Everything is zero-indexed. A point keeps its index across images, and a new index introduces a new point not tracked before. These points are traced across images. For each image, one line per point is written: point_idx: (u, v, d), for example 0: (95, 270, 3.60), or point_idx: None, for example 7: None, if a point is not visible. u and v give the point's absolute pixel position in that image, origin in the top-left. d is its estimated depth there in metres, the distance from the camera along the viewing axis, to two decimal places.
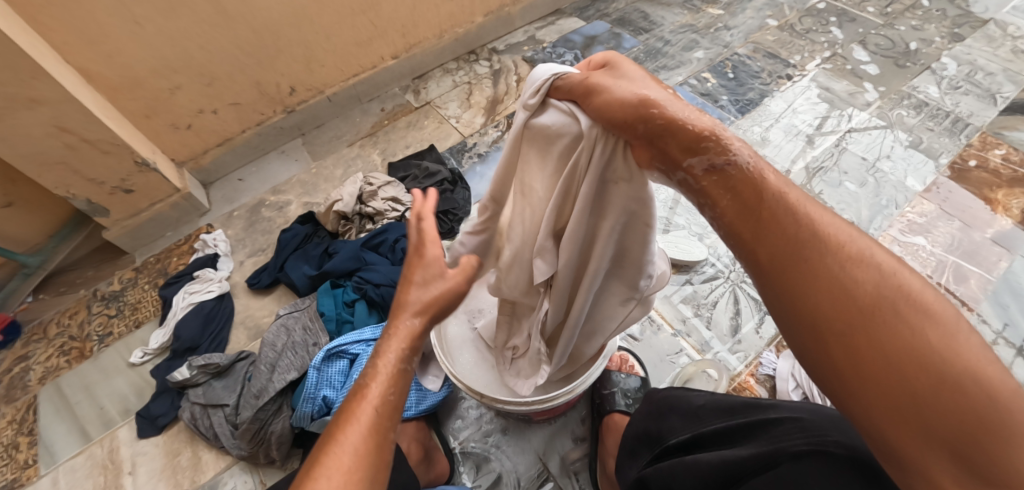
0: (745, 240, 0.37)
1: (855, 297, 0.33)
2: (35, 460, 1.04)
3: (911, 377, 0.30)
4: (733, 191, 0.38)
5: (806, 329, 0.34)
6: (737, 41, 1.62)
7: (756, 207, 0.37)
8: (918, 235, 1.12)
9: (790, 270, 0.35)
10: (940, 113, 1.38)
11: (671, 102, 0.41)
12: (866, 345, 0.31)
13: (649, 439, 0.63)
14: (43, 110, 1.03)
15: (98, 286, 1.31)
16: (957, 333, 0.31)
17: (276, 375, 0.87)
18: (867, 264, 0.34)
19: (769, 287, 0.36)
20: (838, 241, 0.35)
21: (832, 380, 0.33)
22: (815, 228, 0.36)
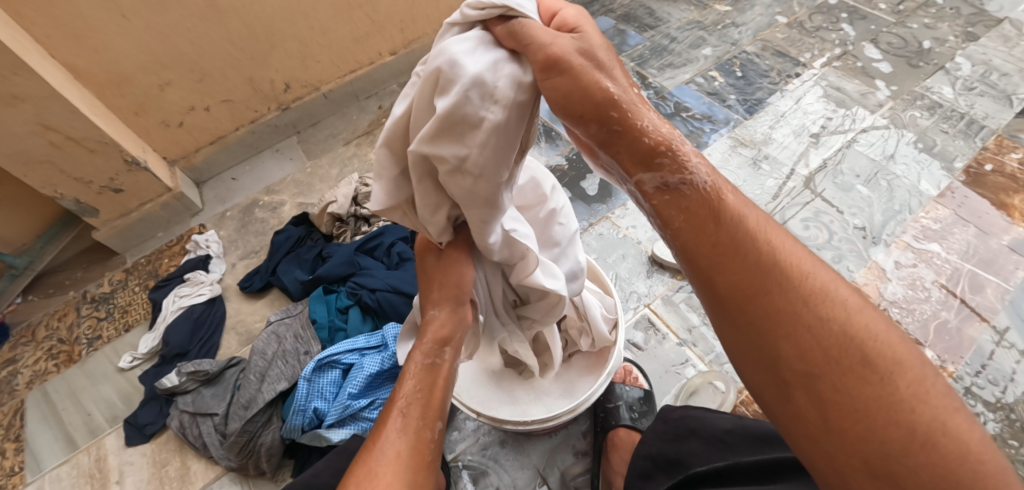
0: (701, 266, 0.37)
1: (820, 336, 0.33)
2: (21, 468, 1.01)
3: (877, 421, 0.30)
4: (693, 219, 0.38)
5: (771, 368, 0.34)
6: (746, 38, 1.57)
7: (715, 234, 0.37)
8: (933, 242, 1.09)
9: (754, 304, 0.35)
10: (954, 114, 1.34)
11: (636, 104, 0.40)
12: (830, 386, 0.32)
13: (668, 463, 0.61)
14: (25, 107, 0.99)
15: (88, 288, 1.28)
16: (922, 379, 0.31)
17: (266, 385, 0.84)
18: (832, 300, 0.34)
19: (734, 322, 0.36)
20: (802, 274, 0.35)
21: (793, 419, 0.34)
22: (778, 259, 0.36)
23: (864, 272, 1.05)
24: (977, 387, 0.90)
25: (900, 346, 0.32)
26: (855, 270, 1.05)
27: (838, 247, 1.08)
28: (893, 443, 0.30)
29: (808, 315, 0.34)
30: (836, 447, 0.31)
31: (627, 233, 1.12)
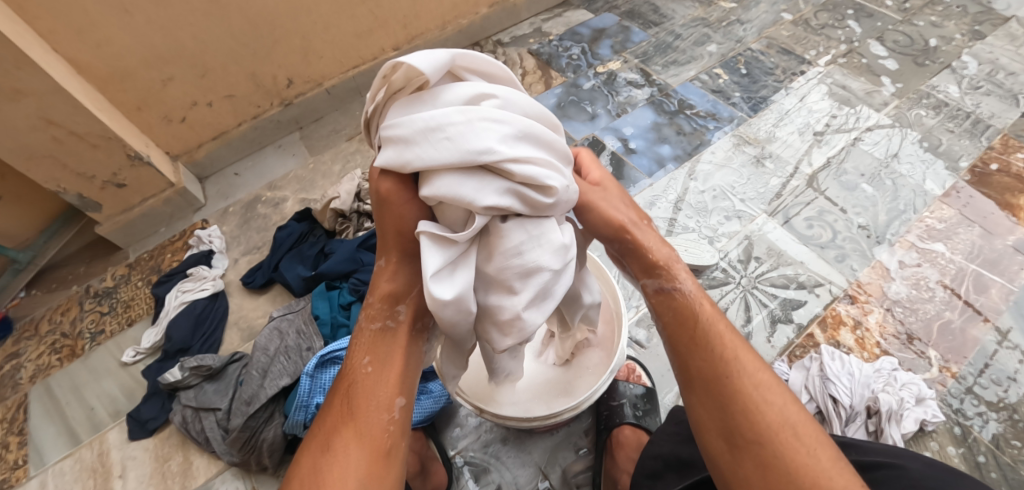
0: (681, 350, 0.52)
1: (763, 414, 0.45)
2: (24, 461, 1.01)
3: (799, 482, 0.41)
4: (678, 316, 0.53)
5: (723, 434, 0.46)
6: (751, 36, 1.56)
7: (694, 329, 0.52)
8: (937, 242, 1.08)
9: (717, 383, 0.48)
10: (960, 113, 1.33)
11: (645, 232, 0.58)
12: (768, 452, 0.43)
13: (678, 463, 0.61)
14: (28, 102, 0.99)
15: (90, 282, 1.28)
16: (834, 459, 0.42)
17: (269, 381, 0.84)
18: (774, 391, 0.47)
19: (700, 394, 0.49)
20: (753, 367, 0.48)
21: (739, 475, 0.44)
22: (737, 354, 0.49)
23: (868, 272, 1.04)
24: (980, 388, 0.90)
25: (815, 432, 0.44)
26: (859, 269, 1.04)
27: (841, 246, 1.08)
28: None
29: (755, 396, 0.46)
30: None
31: None
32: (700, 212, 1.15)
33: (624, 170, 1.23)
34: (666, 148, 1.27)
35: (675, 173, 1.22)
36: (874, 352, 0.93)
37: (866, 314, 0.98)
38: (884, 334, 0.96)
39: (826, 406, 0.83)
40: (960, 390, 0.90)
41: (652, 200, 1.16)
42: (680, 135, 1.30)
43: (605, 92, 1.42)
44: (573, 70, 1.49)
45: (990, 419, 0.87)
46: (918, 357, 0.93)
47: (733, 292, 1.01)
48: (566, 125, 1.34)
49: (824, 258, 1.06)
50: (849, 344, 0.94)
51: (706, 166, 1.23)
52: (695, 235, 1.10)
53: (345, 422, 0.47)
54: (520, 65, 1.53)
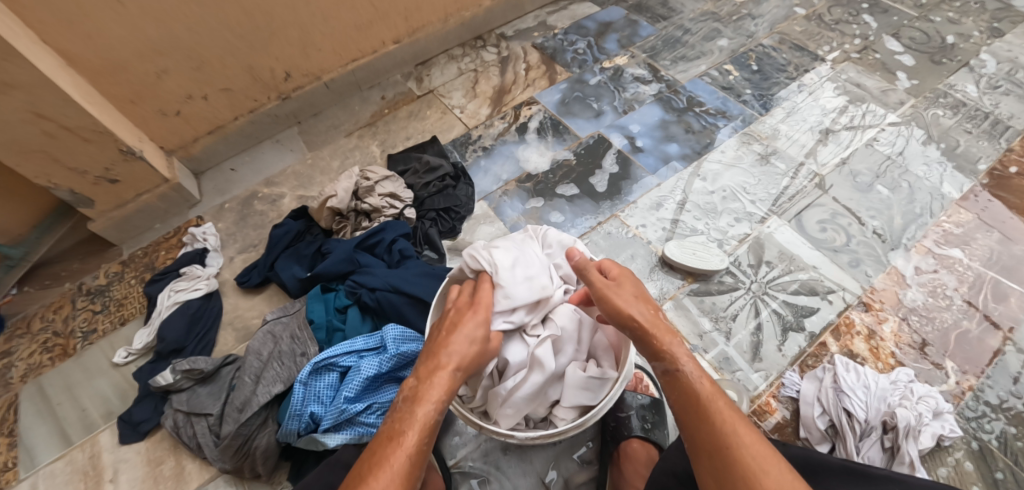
0: (686, 425, 0.55)
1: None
2: (14, 463, 0.99)
3: None
4: (679, 393, 0.57)
5: None
6: (762, 31, 1.52)
7: (693, 405, 0.55)
8: (955, 247, 1.04)
9: (718, 456, 0.50)
10: (979, 114, 1.29)
11: (653, 320, 0.63)
12: None
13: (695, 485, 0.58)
14: (17, 95, 0.95)
15: (83, 280, 1.25)
16: None
17: (261, 388, 0.80)
18: (772, 465, 0.48)
19: (704, 465, 0.51)
20: (752, 441, 0.50)
21: None
22: (735, 428, 0.51)
23: (882, 278, 1.00)
24: (999, 400, 0.87)
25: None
26: (873, 275, 1.01)
27: (855, 250, 1.04)
28: None
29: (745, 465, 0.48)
30: None
31: (637, 233, 1.08)
32: (710, 214, 1.11)
33: (631, 169, 1.19)
34: (673, 147, 1.23)
35: (683, 173, 1.18)
36: (889, 362, 0.90)
37: (880, 323, 0.95)
38: (900, 344, 0.92)
39: (839, 419, 0.80)
40: (978, 403, 0.86)
41: (659, 201, 1.13)
42: (688, 133, 1.26)
43: (611, 87, 1.38)
44: (578, 65, 1.44)
45: (1011, 434, 0.84)
46: (935, 368, 0.90)
47: (744, 298, 0.98)
48: (571, 122, 1.30)
49: (837, 263, 1.02)
50: (862, 353, 0.91)
51: (714, 165, 1.19)
52: (704, 237, 1.06)
53: (399, 467, 0.52)
54: (525, 59, 1.48)
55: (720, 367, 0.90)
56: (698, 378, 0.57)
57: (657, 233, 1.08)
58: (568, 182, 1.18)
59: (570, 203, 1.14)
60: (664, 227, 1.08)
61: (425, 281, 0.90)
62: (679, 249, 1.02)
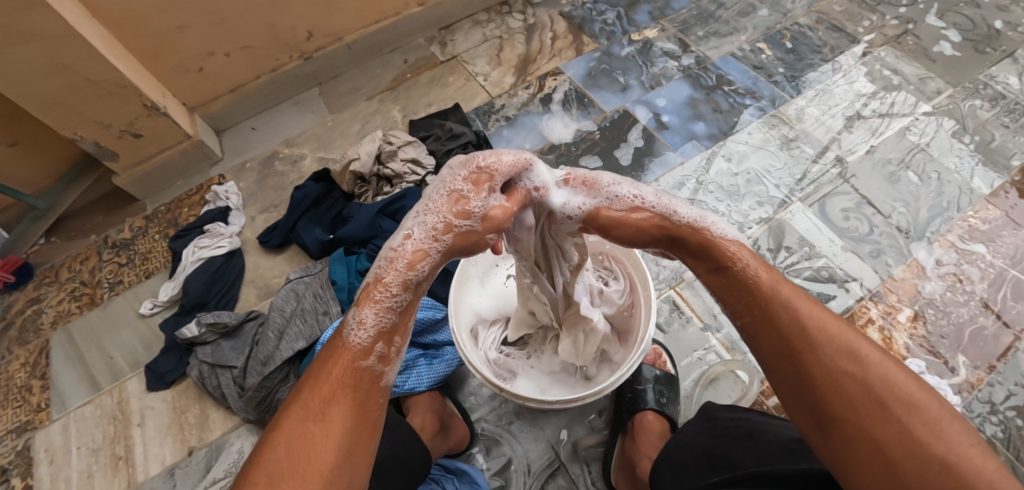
0: (782, 303, 0.45)
1: (861, 363, 0.41)
2: (47, 404, 1.05)
3: (912, 424, 0.38)
4: (764, 291, 0.46)
5: (848, 371, 0.41)
6: (800, 8, 1.45)
7: (798, 315, 0.44)
8: (979, 243, 1.03)
9: (822, 340, 0.42)
10: (1018, 108, 1.22)
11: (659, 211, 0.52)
12: (880, 395, 0.39)
13: (711, 460, 0.62)
14: (40, 46, 0.95)
15: (108, 233, 1.28)
16: (929, 405, 0.39)
17: (284, 343, 0.83)
18: (859, 359, 0.41)
19: (806, 335, 0.43)
20: (836, 336, 0.42)
21: (847, 397, 0.40)
22: (818, 319, 0.43)
23: (902, 269, 1.00)
24: (1008, 396, 0.87)
25: (1006, 472, 0.36)
26: (893, 266, 1.00)
27: (878, 241, 1.03)
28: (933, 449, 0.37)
29: (926, 468, 0.36)
30: (885, 421, 0.38)
31: None
32: (729, 195, 1.09)
33: (655, 145, 1.17)
34: (700, 126, 1.20)
35: (708, 152, 1.15)
36: (901, 352, 0.91)
37: (896, 314, 0.95)
38: (913, 335, 0.93)
39: None
40: (987, 397, 0.87)
41: (680, 181, 1.11)
42: (715, 113, 1.22)
43: (639, 62, 1.34)
44: (606, 37, 1.40)
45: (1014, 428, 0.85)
46: (945, 363, 0.90)
47: None
48: (595, 96, 1.28)
49: (858, 253, 1.01)
50: (875, 342, 0.92)
51: (741, 146, 1.16)
52: (724, 219, 1.05)
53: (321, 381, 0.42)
54: (552, 28, 1.44)
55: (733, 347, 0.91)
56: (829, 328, 0.43)
57: None
58: (592, 155, 1.16)
59: None
60: None
61: None
62: None
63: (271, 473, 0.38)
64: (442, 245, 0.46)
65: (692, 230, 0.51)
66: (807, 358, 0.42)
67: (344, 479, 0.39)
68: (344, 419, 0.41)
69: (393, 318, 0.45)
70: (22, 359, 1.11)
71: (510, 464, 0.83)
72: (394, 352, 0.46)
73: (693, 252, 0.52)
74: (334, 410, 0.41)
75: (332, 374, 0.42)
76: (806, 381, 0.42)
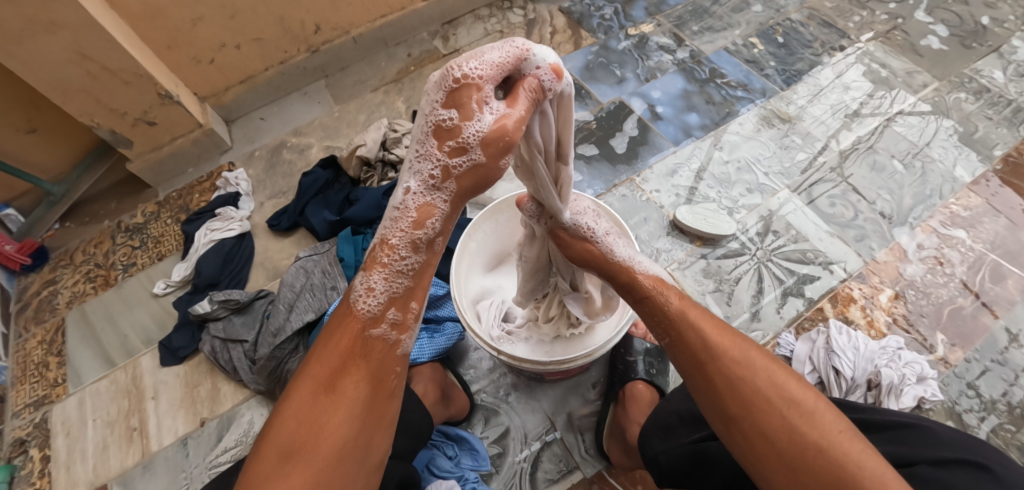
0: (678, 324, 0.53)
1: (746, 373, 0.46)
2: (64, 379, 1.09)
3: (790, 420, 0.42)
4: (665, 317, 0.54)
5: (731, 381, 0.46)
6: (792, 5, 1.49)
7: (690, 335, 0.51)
8: (960, 229, 1.07)
9: (702, 353, 0.49)
10: (1001, 100, 1.26)
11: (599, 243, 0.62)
12: (760, 398, 0.44)
13: (694, 419, 0.67)
14: (63, 35, 1.00)
15: (121, 218, 1.32)
16: (812, 403, 0.43)
17: (294, 315, 0.88)
18: (747, 367, 0.46)
19: (693, 352, 0.50)
20: (725, 347, 0.48)
21: (732, 405, 0.45)
22: (708, 337, 0.50)
23: (885, 253, 1.04)
24: (984, 371, 0.91)
25: (874, 452, 0.40)
26: (877, 249, 1.04)
27: (862, 226, 1.07)
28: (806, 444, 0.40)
29: (807, 455, 0.40)
30: (765, 422, 0.43)
31: (651, 197, 1.11)
32: (719, 182, 1.14)
33: (650, 135, 1.21)
34: (693, 117, 1.25)
35: (700, 142, 1.20)
36: (883, 330, 0.95)
37: (878, 295, 0.99)
38: (894, 315, 0.97)
39: (828, 376, 0.87)
40: (964, 373, 0.91)
41: (674, 168, 1.15)
42: (708, 104, 1.27)
43: (635, 55, 1.39)
44: (604, 31, 1.45)
45: (991, 401, 0.89)
46: (925, 341, 0.94)
47: (748, 263, 1.02)
48: (592, 88, 1.32)
49: (843, 237, 1.06)
50: (857, 320, 0.96)
51: (733, 136, 1.21)
52: (715, 204, 1.10)
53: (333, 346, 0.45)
54: (551, 23, 1.48)
55: None
56: (725, 339, 0.49)
57: (670, 199, 1.11)
58: (589, 144, 1.21)
59: (588, 165, 1.17)
60: (677, 193, 1.12)
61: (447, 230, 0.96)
62: (691, 214, 1.05)
63: (283, 444, 0.40)
64: (444, 192, 0.46)
65: (621, 266, 0.61)
66: (708, 367, 0.48)
67: (353, 450, 0.41)
68: (356, 388, 0.43)
69: (404, 283, 0.48)
70: (39, 337, 1.16)
71: (507, 433, 0.87)
72: (408, 321, 0.48)
73: (622, 283, 0.61)
74: (345, 380, 0.43)
75: (342, 345, 0.45)
76: (710, 388, 0.47)
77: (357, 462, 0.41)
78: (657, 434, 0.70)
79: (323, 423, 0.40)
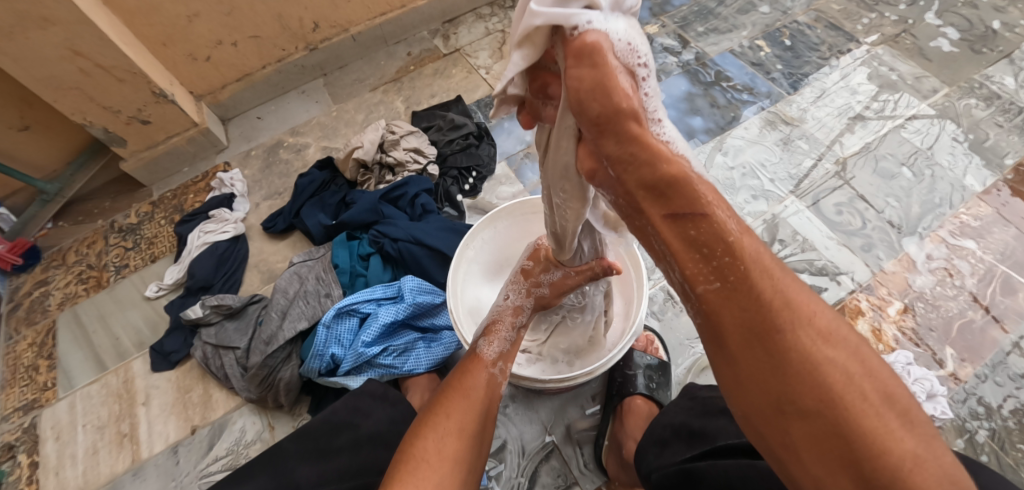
0: (743, 266, 0.35)
1: (828, 354, 0.33)
2: (54, 383, 1.07)
3: (882, 422, 0.31)
4: (716, 249, 0.35)
5: (808, 360, 0.33)
6: (799, 7, 1.46)
7: (758, 283, 0.35)
8: (969, 239, 1.05)
9: (773, 316, 0.34)
10: (1013, 107, 1.23)
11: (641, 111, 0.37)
12: (844, 388, 0.32)
13: (688, 434, 0.64)
14: (55, 31, 0.97)
15: (115, 218, 1.30)
16: (905, 399, 0.33)
17: (287, 323, 0.86)
18: (834, 343, 0.34)
19: (762, 310, 0.34)
20: (806, 312, 0.35)
21: (805, 393, 0.33)
22: (785, 294, 0.35)
23: (893, 263, 1.02)
24: (994, 387, 0.89)
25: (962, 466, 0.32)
26: (884, 259, 1.02)
27: (869, 235, 1.05)
28: (899, 456, 0.30)
29: (901, 473, 0.30)
30: (847, 421, 0.31)
31: None
32: (723, 188, 1.12)
33: None
34: (698, 121, 1.22)
35: (705, 147, 1.18)
36: (890, 345, 0.93)
37: (886, 307, 0.97)
38: (902, 328, 0.95)
39: None
40: (973, 389, 0.89)
41: None
42: (713, 108, 1.25)
43: None
44: None
45: (1001, 419, 0.86)
46: (934, 355, 0.92)
47: None
48: None
49: (850, 246, 1.03)
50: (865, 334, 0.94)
51: (738, 141, 1.19)
52: None
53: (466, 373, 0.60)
54: None
55: None
56: (809, 303, 0.36)
57: None
58: None
59: None
60: None
61: (445, 235, 0.93)
62: None
63: (434, 430, 0.51)
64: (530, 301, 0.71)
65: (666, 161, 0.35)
66: (784, 342, 0.34)
67: (476, 446, 0.53)
68: (481, 407, 0.57)
69: (508, 345, 0.66)
70: (30, 339, 1.14)
71: (504, 446, 0.85)
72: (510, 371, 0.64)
73: (651, 182, 0.36)
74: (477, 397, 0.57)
75: (474, 374, 0.60)
76: (774, 367, 0.34)
77: (475, 457, 0.52)
78: (651, 450, 0.67)
79: (463, 422, 0.53)
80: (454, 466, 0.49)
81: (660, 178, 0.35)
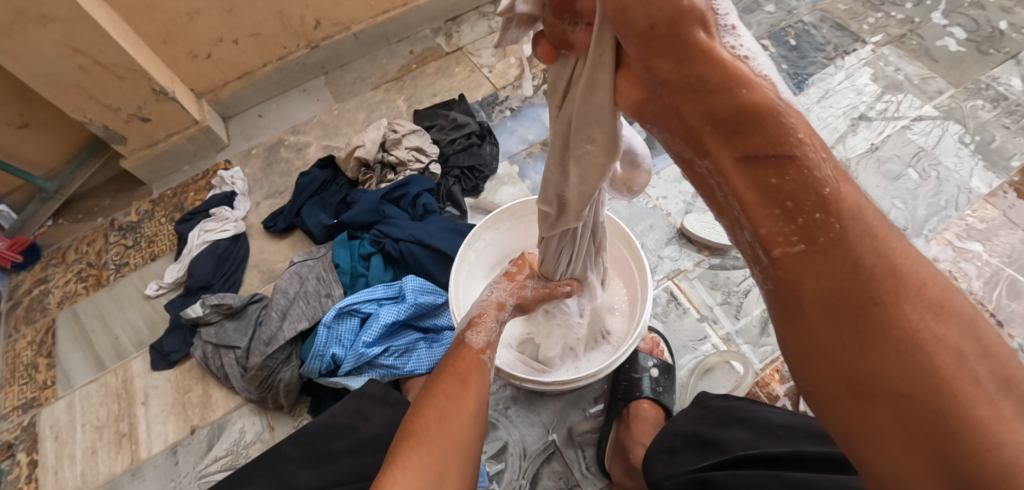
0: (841, 226, 0.31)
1: (940, 330, 0.31)
2: (53, 382, 1.06)
3: (995, 409, 0.29)
4: (805, 202, 0.31)
5: (917, 336, 0.30)
6: (804, 7, 1.45)
7: (861, 247, 0.31)
8: (975, 242, 1.03)
9: (878, 284, 0.31)
10: (1020, 109, 1.22)
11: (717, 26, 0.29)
12: (955, 370, 0.30)
13: (700, 442, 0.64)
14: (54, 28, 0.97)
15: (115, 216, 1.30)
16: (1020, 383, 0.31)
17: (287, 323, 0.85)
18: (946, 320, 0.31)
19: (867, 278, 0.31)
20: (920, 283, 0.31)
21: (909, 373, 0.30)
22: (895, 263, 0.31)
23: None
24: None
25: None
26: None
27: None
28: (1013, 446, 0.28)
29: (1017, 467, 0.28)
30: (955, 406, 0.29)
31: (657, 203, 1.08)
32: None
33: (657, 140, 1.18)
34: None
35: None
36: None
37: None
38: None
39: None
40: None
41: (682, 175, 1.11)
42: None
43: None
44: None
45: None
46: None
47: None
48: None
49: None
50: None
51: None
52: None
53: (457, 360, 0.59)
54: None
55: (730, 338, 0.92)
56: (919, 271, 0.32)
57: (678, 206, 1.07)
58: None
59: None
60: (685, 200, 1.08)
61: (447, 235, 0.93)
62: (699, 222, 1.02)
63: (433, 419, 0.51)
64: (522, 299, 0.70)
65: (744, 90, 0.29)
66: (886, 316, 0.31)
67: (475, 429, 0.53)
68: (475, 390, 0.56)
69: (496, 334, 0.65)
70: (29, 337, 1.13)
71: (506, 448, 0.84)
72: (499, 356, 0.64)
73: (726, 116, 0.30)
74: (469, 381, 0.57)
75: (464, 359, 0.60)
76: (868, 344, 0.31)
77: (474, 439, 0.52)
78: (660, 456, 0.66)
79: (457, 407, 0.53)
80: (453, 448, 0.49)
81: (737, 108, 0.29)
